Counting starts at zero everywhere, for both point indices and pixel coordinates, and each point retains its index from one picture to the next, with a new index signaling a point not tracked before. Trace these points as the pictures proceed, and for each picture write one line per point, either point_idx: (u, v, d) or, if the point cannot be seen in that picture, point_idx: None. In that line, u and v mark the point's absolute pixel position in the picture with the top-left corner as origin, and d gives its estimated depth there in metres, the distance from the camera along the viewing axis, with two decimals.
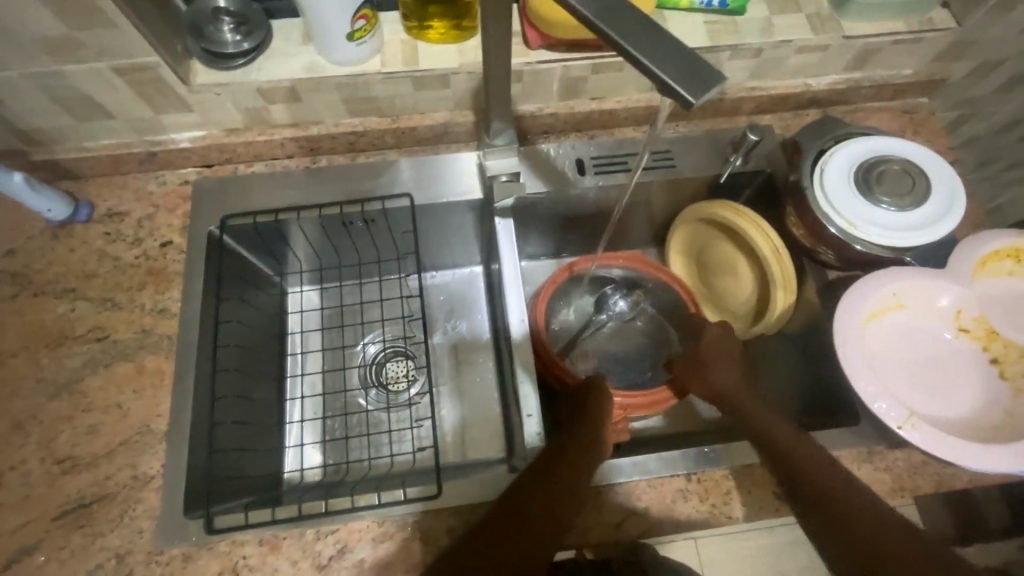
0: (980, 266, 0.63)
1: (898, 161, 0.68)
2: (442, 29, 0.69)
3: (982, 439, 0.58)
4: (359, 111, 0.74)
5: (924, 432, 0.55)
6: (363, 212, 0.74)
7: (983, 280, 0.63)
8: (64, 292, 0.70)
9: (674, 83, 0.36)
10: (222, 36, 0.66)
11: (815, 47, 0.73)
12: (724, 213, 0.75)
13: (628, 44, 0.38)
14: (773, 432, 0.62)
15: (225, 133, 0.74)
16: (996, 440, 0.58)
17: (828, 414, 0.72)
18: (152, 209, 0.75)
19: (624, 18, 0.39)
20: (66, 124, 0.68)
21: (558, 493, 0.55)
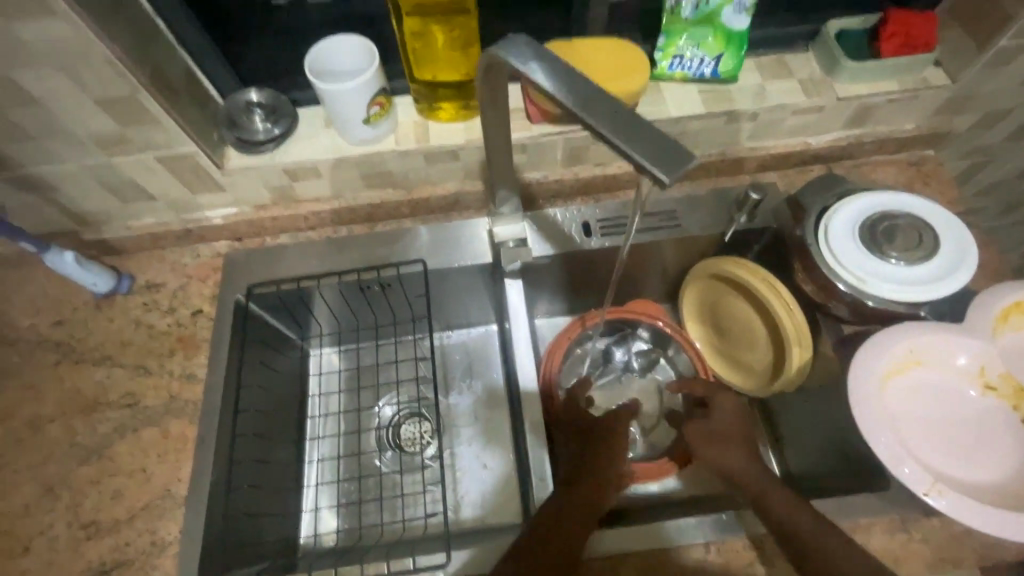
0: (1001, 320, 0.61)
1: (902, 217, 0.68)
2: (457, 107, 0.74)
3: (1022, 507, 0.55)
4: (376, 185, 0.79)
5: (951, 498, 0.52)
6: (380, 277, 0.78)
7: (1007, 334, 0.61)
8: (102, 360, 0.75)
9: (650, 164, 0.39)
10: (254, 125, 0.72)
11: (810, 109, 0.76)
12: (738, 268, 0.75)
13: (612, 131, 0.41)
14: (774, 497, 0.59)
15: (255, 209, 0.80)
16: None
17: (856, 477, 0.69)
18: (186, 280, 0.80)
19: (608, 107, 0.42)
20: (114, 206, 0.75)
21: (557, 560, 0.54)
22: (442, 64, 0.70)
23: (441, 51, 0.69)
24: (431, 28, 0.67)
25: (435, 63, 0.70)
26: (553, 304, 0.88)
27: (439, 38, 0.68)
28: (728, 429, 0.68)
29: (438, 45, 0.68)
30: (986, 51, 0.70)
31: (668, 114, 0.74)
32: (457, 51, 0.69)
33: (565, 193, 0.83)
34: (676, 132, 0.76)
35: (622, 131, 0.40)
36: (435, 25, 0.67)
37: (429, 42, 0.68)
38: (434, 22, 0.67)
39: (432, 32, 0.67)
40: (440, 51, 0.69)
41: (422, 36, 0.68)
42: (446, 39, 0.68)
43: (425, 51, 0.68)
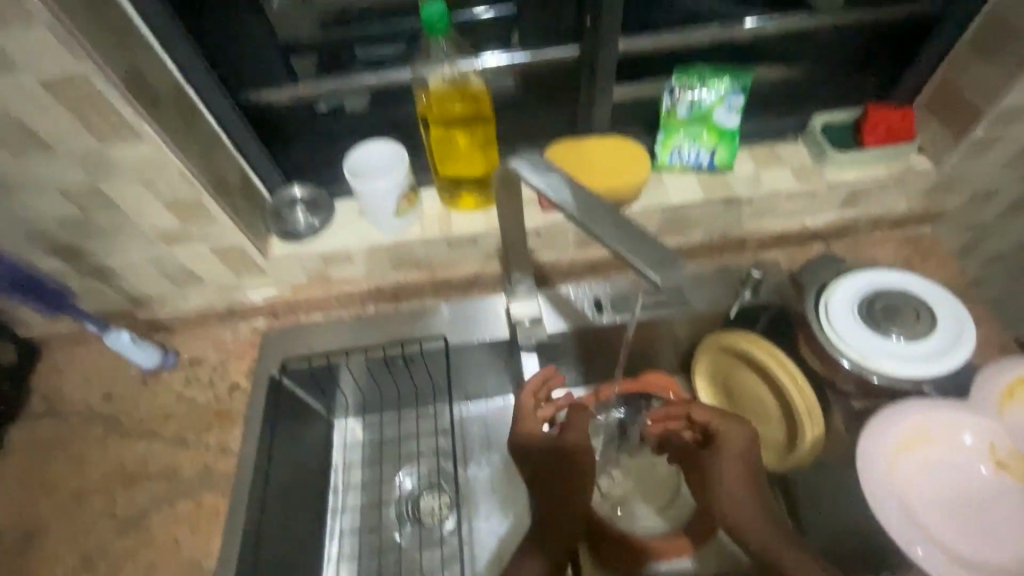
0: (1007, 396, 0.63)
1: (898, 295, 0.71)
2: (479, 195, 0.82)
3: None
4: (403, 267, 0.86)
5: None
6: (404, 352, 0.83)
7: (1015, 409, 0.62)
8: (145, 432, 0.80)
9: (644, 266, 0.46)
10: (297, 218, 0.81)
11: (803, 194, 0.82)
12: (747, 344, 0.78)
13: (614, 239, 0.47)
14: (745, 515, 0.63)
15: (292, 290, 0.87)
16: None
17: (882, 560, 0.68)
18: (226, 356, 0.86)
19: (609, 217, 0.49)
20: (168, 290, 0.83)
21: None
22: (464, 161, 0.78)
23: (464, 150, 0.77)
24: (455, 132, 0.75)
25: (458, 160, 0.78)
26: (568, 376, 0.92)
27: (462, 140, 0.76)
28: (733, 468, 0.65)
29: (462, 145, 0.76)
30: (964, 141, 0.76)
31: (670, 201, 0.81)
32: (478, 149, 0.77)
33: (577, 272, 0.89)
34: (679, 216, 0.82)
35: (622, 238, 0.47)
36: (459, 130, 0.75)
37: (454, 143, 0.76)
38: (457, 126, 0.75)
39: (457, 135, 0.76)
40: (463, 150, 0.77)
41: (447, 139, 0.75)
42: (468, 140, 0.76)
43: (450, 151, 0.77)
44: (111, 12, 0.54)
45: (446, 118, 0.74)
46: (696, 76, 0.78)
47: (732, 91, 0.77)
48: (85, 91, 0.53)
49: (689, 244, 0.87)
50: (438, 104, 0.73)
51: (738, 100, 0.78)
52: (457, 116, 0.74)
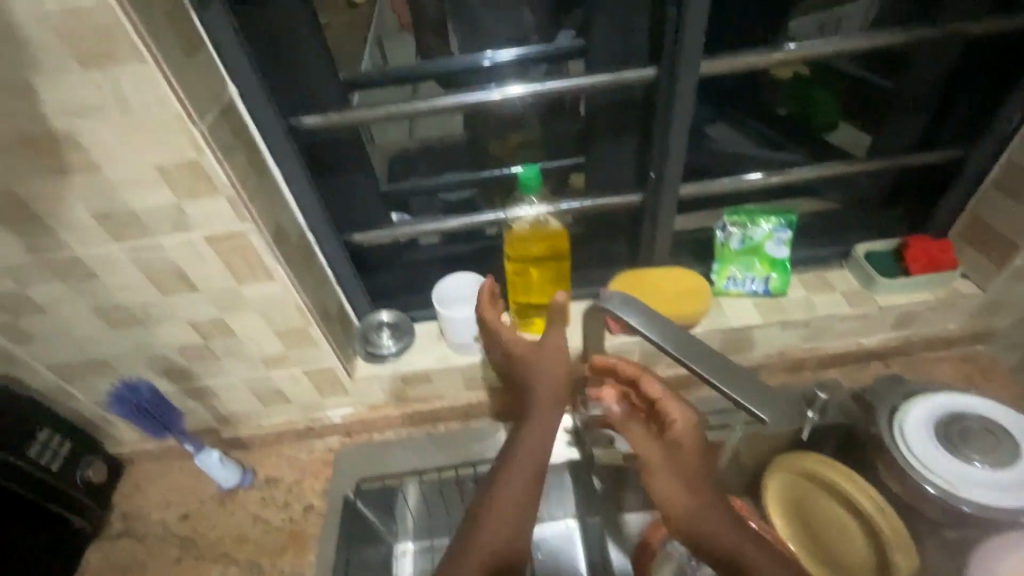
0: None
1: (975, 419, 0.72)
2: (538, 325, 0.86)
3: None
4: (475, 386, 0.90)
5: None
6: (475, 473, 0.84)
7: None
8: (220, 556, 0.81)
9: (752, 404, 0.51)
10: (381, 340, 0.88)
11: (856, 316, 0.86)
12: (825, 469, 0.80)
13: (716, 378, 0.52)
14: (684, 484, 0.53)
15: (368, 408, 0.91)
16: None
17: None
18: (301, 475, 0.89)
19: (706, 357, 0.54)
20: (254, 409, 0.88)
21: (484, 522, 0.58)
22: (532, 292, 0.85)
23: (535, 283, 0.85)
24: (529, 268, 0.84)
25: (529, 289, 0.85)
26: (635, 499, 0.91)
27: (534, 274, 0.84)
28: (661, 440, 0.56)
29: (532, 278, 0.84)
30: (1005, 268, 0.81)
31: (730, 324, 0.86)
32: (547, 284, 0.85)
33: None
34: (739, 338, 0.87)
35: (722, 376, 0.52)
36: (533, 265, 0.84)
37: (527, 276, 0.84)
38: (532, 262, 0.84)
39: (531, 269, 0.84)
40: (534, 282, 0.85)
41: (522, 272, 0.84)
42: (540, 274, 0.84)
43: (522, 282, 0.84)
44: (267, 180, 0.65)
45: (524, 255, 0.83)
46: (746, 215, 0.87)
47: (779, 226, 0.85)
48: (239, 244, 0.62)
49: (748, 363, 0.91)
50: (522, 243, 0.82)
51: (786, 235, 0.85)
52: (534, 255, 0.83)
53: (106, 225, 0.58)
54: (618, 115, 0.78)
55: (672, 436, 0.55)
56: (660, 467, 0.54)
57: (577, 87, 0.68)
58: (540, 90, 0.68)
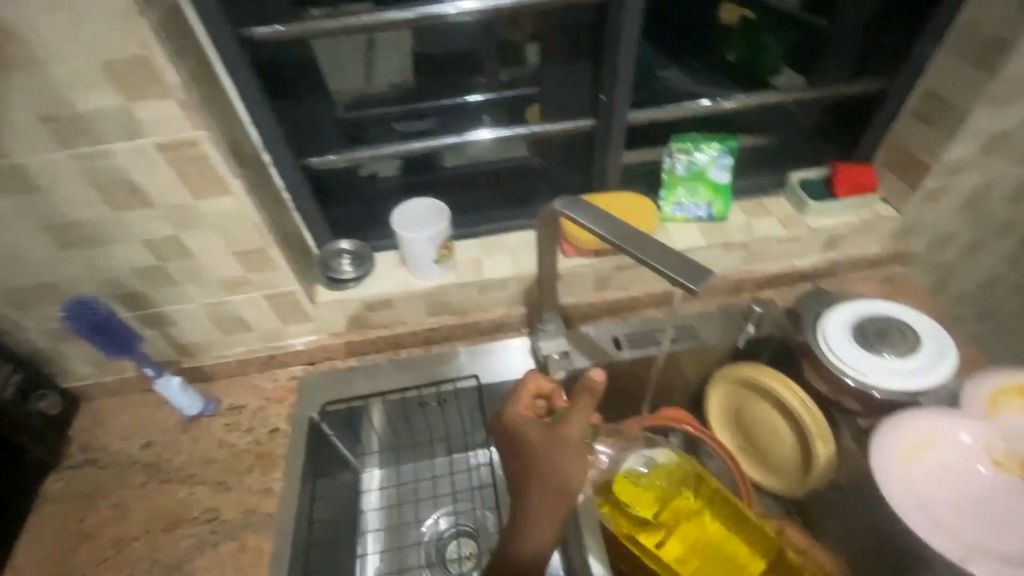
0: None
1: (885, 319, 0.81)
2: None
3: None
4: (436, 312, 0.93)
5: (935, 520, 0.68)
6: (438, 393, 0.89)
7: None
8: (186, 478, 0.82)
9: (679, 275, 0.53)
10: (341, 266, 0.89)
11: (789, 238, 0.94)
12: (774, 384, 0.82)
13: (648, 257, 0.56)
14: None
15: (331, 336, 0.93)
16: None
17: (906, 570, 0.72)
18: (265, 401, 0.90)
19: (643, 242, 0.57)
20: (213, 339, 0.88)
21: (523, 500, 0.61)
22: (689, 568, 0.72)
23: (701, 530, 0.75)
24: (683, 499, 0.78)
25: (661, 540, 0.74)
26: None
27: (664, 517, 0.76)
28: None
29: (691, 536, 0.75)
30: (919, 189, 0.89)
31: (675, 247, 0.91)
32: (683, 524, 0.76)
33: (594, 313, 0.97)
34: None
35: (653, 255, 0.55)
36: (656, 493, 0.78)
37: (677, 536, 0.75)
38: (662, 505, 0.77)
39: (662, 509, 0.77)
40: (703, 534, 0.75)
41: (643, 521, 0.76)
42: (723, 534, 0.75)
43: (633, 501, 0.77)
44: (216, 90, 0.65)
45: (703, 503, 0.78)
46: (691, 142, 0.93)
47: (721, 153, 0.92)
48: (192, 152, 0.62)
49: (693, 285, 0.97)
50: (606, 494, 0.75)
51: (727, 161, 0.92)
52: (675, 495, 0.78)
53: (50, 128, 0.57)
54: (572, 41, 0.80)
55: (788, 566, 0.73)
56: None
57: (535, 5, 0.71)
58: (490, 5, 0.71)
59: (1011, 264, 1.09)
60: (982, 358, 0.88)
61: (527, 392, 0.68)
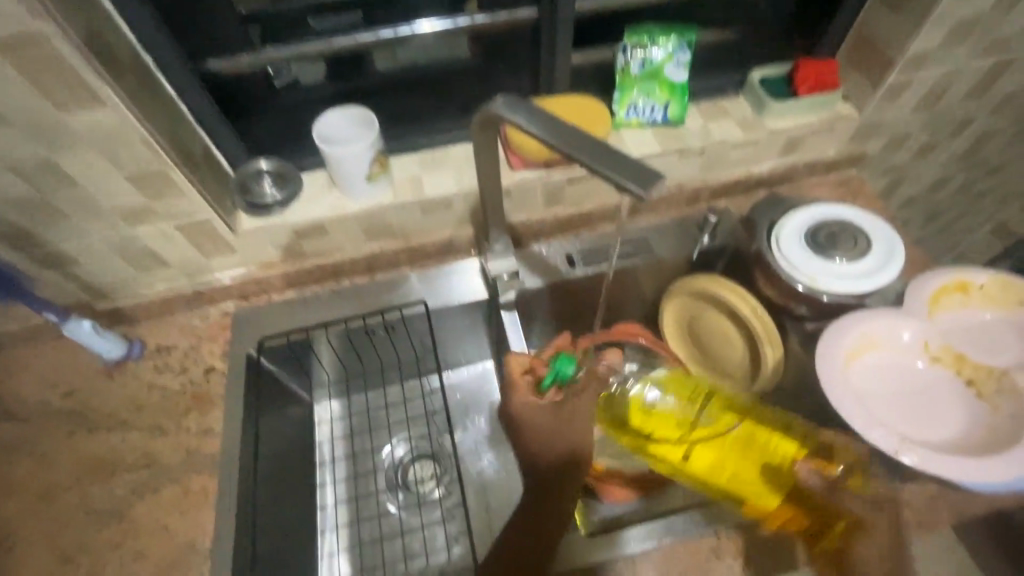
0: (965, 287, 0.75)
1: (837, 224, 0.80)
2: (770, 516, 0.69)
3: (970, 450, 0.66)
4: (376, 237, 0.86)
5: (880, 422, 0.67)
6: (384, 321, 0.84)
7: (976, 301, 0.74)
8: (117, 425, 0.77)
9: (628, 180, 0.48)
10: (263, 190, 0.80)
11: (747, 142, 0.89)
12: (727, 293, 0.81)
13: (594, 162, 0.50)
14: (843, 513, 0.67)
15: (262, 268, 0.85)
16: (978, 451, 0.66)
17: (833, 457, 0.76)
18: (197, 341, 0.84)
19: (591, 147, 0.51)
20: (126, 277, 0.79)
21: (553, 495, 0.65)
22: (725, 478, 0.70)
23: (730, 437, 0.71)
24: (706, 408, 0.74)
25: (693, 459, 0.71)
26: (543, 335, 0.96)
27: (689, 436, 0.72)
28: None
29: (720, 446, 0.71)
30: (881, 85, 0.85)
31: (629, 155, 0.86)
32: (712, 438, 0.71)
33: (546, 231, 0.92)
34: None
35: (601, 160, 0.50)
36: (673, 417, 0.73)
37: (710, 453, 0.70)
38: (684, 427, 0.73)
39: (686, 429, 0.72)
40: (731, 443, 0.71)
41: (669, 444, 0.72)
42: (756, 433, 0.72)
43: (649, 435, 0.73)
44: None
45: (729, 410, 0.74)
46: (646, 35, 0.83)
47: (679, 47, 0.83)
48: (40, 51, 0.51)
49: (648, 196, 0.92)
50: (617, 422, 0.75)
51: (685, 57, 0.83)
52: (689, 411, 0.74)
53: None
54: None
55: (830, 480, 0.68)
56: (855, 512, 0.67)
57: None
58: None
59: (960, 165, 1.09)
60: (927, 259, 0.89)
61: (513, 373, 0.68)
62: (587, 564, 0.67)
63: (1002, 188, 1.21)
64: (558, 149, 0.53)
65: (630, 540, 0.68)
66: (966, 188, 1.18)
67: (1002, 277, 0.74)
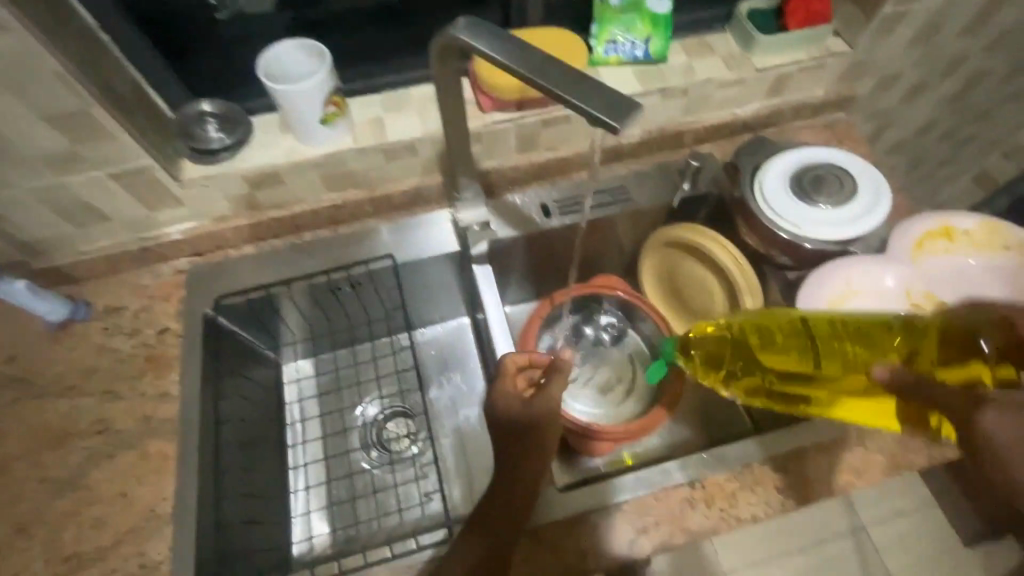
0: (950, 233, 0.74)
1: (824, 168, 0.76)
2: (1009, 370, 0.52)
3: None
4: (338, 186, 0.80)
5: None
6: (350, 276, 0.79)
7: (961, 246, 0.73)
8: (66, 390, 0.72)
9: (602, 112, 0.43)
10: (208, 135, 0.73)
11: (733, 81, 0.83)
12: (708, 242, 0.79)
13: (565, 92, 0.45)
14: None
15: (215, 222, 0.79)
16: None
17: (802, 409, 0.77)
18: (149, 301, 0.78)
19: (562, 75, 0.46)
20: (63, 232, 0.73)
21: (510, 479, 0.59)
22: (860, 398, 0.60)
23: (829, 353, 0.58)
24: (785, 330, 0.61)
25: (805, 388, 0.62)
26: (518, 289, 0.92)
27: (779, 368, 0.61)
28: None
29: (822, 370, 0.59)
30: (874, 17, 0.79)
31: None
32: (808, 361, 0.59)
33: (521, 180, 0.87)
34: None
35: (572, 90, 0.45)
36: (763, 353, 0.61)
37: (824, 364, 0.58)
38: (790, 338, 0.60)
39: (776, 361, 0.61)
40: (829, 361, 0.58)
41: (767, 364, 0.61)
42: (851, 334, 0.59)
43: (749, 382, 0.62)
44: None
45: (821, 320, 0.61)
46: None
47: None
48: None
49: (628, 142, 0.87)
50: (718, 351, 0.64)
51: None
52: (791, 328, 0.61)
53: None
54: None
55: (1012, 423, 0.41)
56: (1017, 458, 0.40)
57: None
58: None
59: (949, 108, 1.05)
60: (913, 205, 0.86)
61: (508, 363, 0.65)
62: (571, 514, 0.65)
63: (988, 134, 1.18)
64: (526, 79, 0.48)
65: (627, 485, 0.66)
66: (952, 135, 1.15)
67: (988, 220, 0.73)
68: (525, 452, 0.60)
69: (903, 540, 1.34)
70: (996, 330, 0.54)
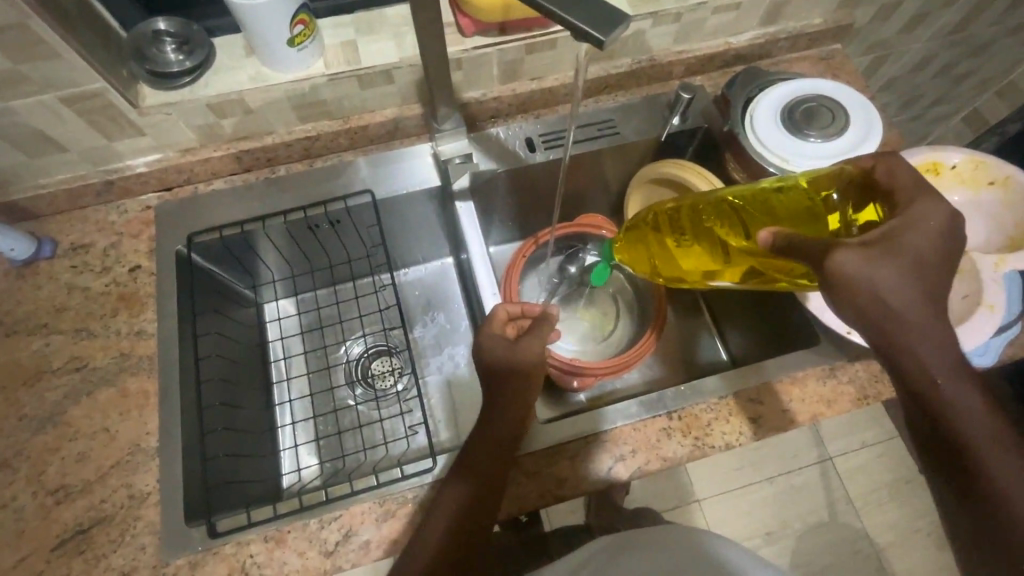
0: (936, 168, 0.73)
1: (816, 100, 0.74)
2: (874, 210, 0.55)
3: None
4: (310, 116, 0.76)
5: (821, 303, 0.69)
6: (327, 214, 0.76)
7: (945, 181, 0.73)
8: (37, 329, 0.70)
9: (585, 23, 0.40)
10: (166, 57, 0.69)
11: (727, 7, 0.79)
12: (685, 171, 0.76)
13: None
14: (892, 304, 0.46)
15: (181, 153, 0.75)
16: None
17: (780, 344, 0.79)
18: (117, 236, 0.75)
19: None
20: (18, 162, 0.69)
21: (497, 412, 0.60)
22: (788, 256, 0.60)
23: (742, 227, 0.60)
24: (702, 214, 0.64)
25: (726, 262, 0.61)
26: (502, 228, 0.91)
27: (701, 250, 0.63)
28: (941, 358, 0.46)
29: (739, 240, 0.60)
30: None
31: None
32: (734, 237, 0.60)
33: (504, 112, 0.83)
34: None
35: None
36: (699, 244, 0.64)
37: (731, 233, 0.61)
38: (703, 226, 0.63)
39: (696, 243, 0.64)
40: (745, 230, 0.60)
41: (706, 253, 0.63)
42: (765, 208, 0.59)
43: (667, 268, 0.68)
44: None
45: (730, 202, 0.62)
46: None
47: None
48: None
49: (616, 72, 0.83)
50: (658, 257, 0.68)
51: None
52: (694, 219, 0.64)
53: None
54: None
55: (874, 257, 0.46)
56: (889, 281, 0.46)
57: None
58: None
59: (948, 42, 1.01)
60: (903, 142, 0.84)
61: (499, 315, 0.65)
62: (554, 446, 0.66)
63: (984, 71, 1.15)
64: None
65: (609, 416, 0.68)
66: (948, 70, 1.12)
67: (976, 155, 0.72)
68: (516, 391, 0.60)
69: (867, 471, 1.42)
70: (856, 177, 0.57)
